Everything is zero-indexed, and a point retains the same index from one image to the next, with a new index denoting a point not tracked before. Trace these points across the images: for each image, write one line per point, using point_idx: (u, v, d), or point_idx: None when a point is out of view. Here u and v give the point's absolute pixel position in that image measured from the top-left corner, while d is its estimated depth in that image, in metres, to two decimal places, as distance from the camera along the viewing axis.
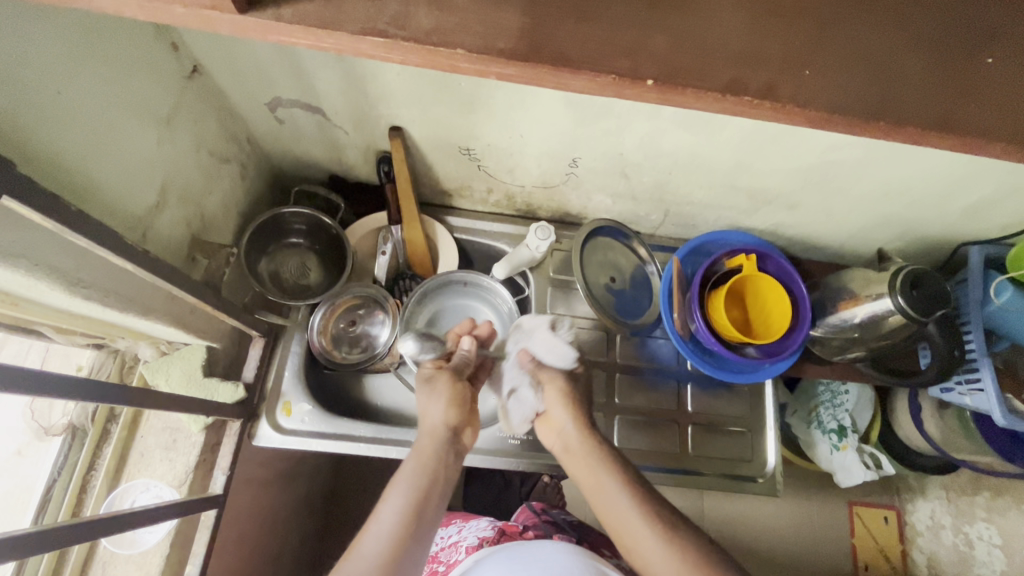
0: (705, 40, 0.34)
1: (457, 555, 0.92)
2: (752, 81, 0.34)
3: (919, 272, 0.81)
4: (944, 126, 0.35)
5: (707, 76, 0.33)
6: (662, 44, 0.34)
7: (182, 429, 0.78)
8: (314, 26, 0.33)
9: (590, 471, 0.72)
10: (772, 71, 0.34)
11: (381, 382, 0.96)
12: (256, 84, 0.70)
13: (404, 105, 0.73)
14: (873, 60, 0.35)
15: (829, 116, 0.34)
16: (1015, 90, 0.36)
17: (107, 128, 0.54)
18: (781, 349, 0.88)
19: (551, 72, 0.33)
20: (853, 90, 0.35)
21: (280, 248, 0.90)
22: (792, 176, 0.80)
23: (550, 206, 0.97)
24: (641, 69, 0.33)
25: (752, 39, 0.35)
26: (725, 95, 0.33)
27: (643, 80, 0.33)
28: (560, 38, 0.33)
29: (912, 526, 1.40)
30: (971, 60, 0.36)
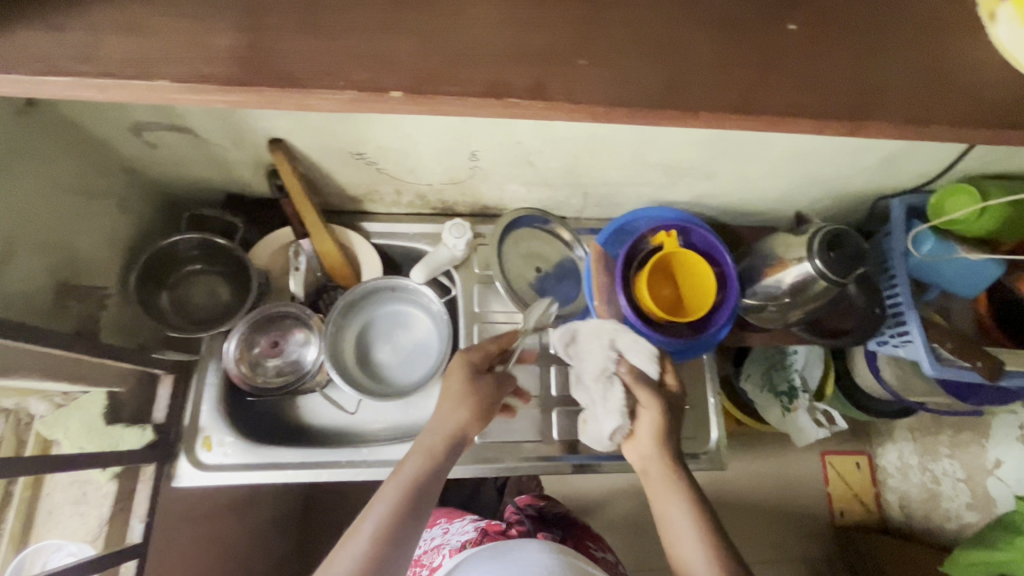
0: (460, 44, 0.39)
1: (440, 557, 0.91)
2: (519, 83, 0.39)
3: (836, 232, 0.79)
4: (744, 108, 0.41)
5: (471, 81, 0.39)
6: (409, 47, 0.39)
7: (91, 481, 0.74)
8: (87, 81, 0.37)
9: (660, 504, 0.69)
10: (522, 68, 0.39)
11: (315, 400, 0.94)
12: (108, 111, 0.65)
13: (274, 115, 0.68)
14: (652, 47, 0.41)
15: (616, 108, 0.39)
16: (797, 57, 0.42)
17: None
18: (711, 323, 0.87)
19: (282, 93, 0.38)
20: (620, 83, 0.39)
21: (180, 278, 0.85)
22: (699, 147, 0.77)
23: (466, 201, 0.93)
24: (387, 84, 0.38)
25: (517, 35, 0.40)
26: (490, 96, 0.39)
27: (389, 93, 0.38)
28: (281, 55, 0.39)
29: (883, 470, 1.43)
30: (777, 30, 0.43)
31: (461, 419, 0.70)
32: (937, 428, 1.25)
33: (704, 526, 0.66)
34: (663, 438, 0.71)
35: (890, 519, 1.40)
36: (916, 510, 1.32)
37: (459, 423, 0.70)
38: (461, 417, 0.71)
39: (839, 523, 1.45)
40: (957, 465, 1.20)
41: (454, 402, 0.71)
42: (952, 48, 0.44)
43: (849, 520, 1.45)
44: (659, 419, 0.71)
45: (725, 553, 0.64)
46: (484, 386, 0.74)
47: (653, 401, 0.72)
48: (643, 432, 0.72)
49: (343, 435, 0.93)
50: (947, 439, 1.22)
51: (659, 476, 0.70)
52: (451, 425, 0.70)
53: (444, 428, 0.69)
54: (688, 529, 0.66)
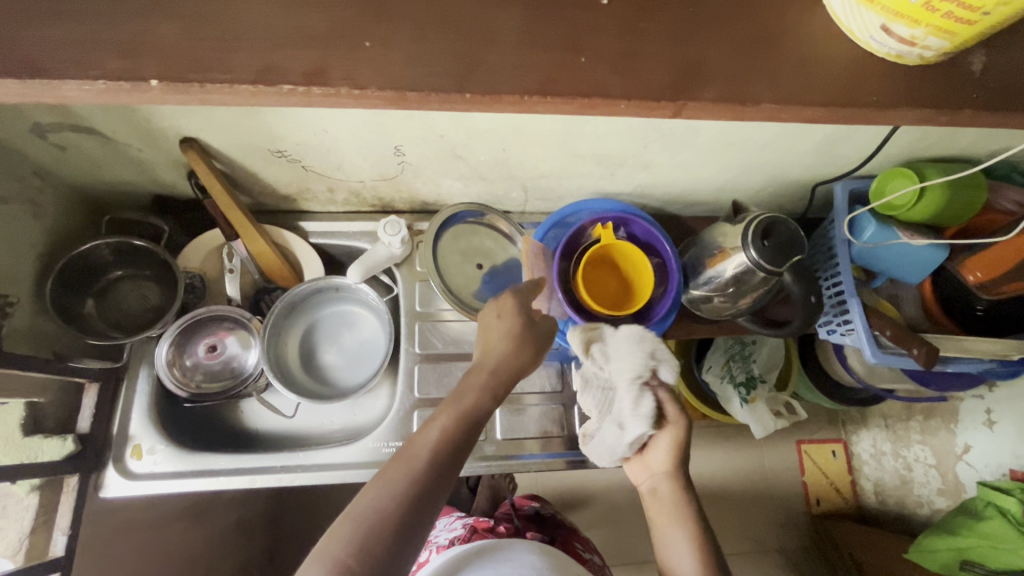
0: (236, 28, 0.43)
1: (427, 554, 0.93)
2: (299, 67, 0.42)
3: (771, 220, 0.77)
4: (542, 92, 0.44)
5: (243, 70, 0.42)
6: (173, 31, 0.42)
7: (10, 494, 0.71)
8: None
9: (666, 525, 0.69)
10: (323, 55, 0.43)
11: (257, 405, 0.92)
12: (2, 112, 0.62)
13: (179, 112, 0.65)
14: (446, 36, 0.44)
15: (400, 93, 0.43)
16: (583, 38, 0.46)
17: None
18: (651, 314, 0.85)
19: (48, 88, 0.41)
20: (430, 67, 0.43)
21: (102, 285, 0.83)
22: (627, 136, 0.75)
23: (404, 197, 0.91)
24: (146, 74, 0.41)
25: (292, 21, 0.43)
26: (258, 82, 0.42)
27: (148, 82, 0.41)
28: (26, 43, 0.41)
29: (858, 457, 1.39)
30: (579, 10, 0.46)
31: (511, 359, 0.66)
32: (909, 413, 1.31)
33: (707, 552, 0.66)
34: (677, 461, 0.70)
35: (867, 506, 1.36)
36: (892, 496, 1.31)
37: (512, 363, 0.67)
38: (514, 355, 0.67)
39: (815, 512, 1.39)
40: (928, 451, 1.26)
41: (510, 340, 0.68)
42: (775, 34, 0.48)
43: (824, 510, 1.39)
44: (676, 442, 0.69)
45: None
46: (535, 331, 0.70)
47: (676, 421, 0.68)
48: (658, 455, 0.70)
49: (284, 439, 0.92)
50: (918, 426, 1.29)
51: (669, 499, 0.69)
52: (509, 363, 0.66)
53: (484, 394, 0.63)
54: (691, 556, 0.66)
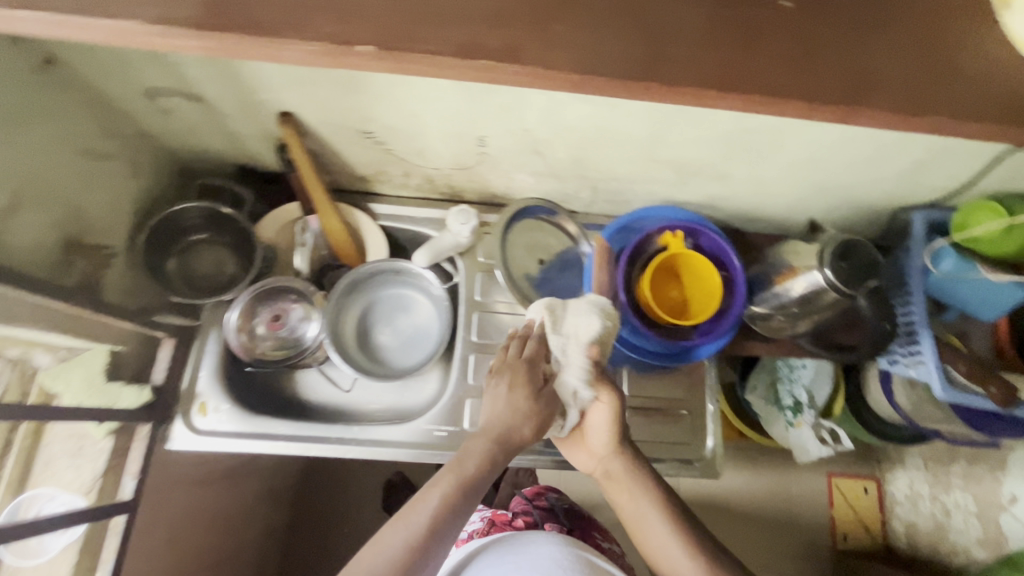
0: (440, 8, 0.44)
1: (447, 547, 0.95)
2: (494, 43, 0.44)
3: (850, 242, 0.76)
4: (721, 85, 0.44)
5: (442, 45, 0.43)
6: (380, 6, 0.44)
7: (87, 436, 0.76)
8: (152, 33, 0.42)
9: (632, 500, 0.73)
10: (508, 36, 0.44)
11: (313, 376, 0.94)
12: (123, 74, 0.66)
13: (284, 88, 0.68)
14: (640, 24, 0.45)
15: (586, 76, 0.43)
16: (773, 37, 0.46)
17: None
18: (713, 328, 0.85)
19: (261, 45, 0.43)
20: (606, 50, 0.44)
21: (186, 245, 0.86)
22: (710, 145, 0.75)
23: (474, 188, 0.92)
24: (358, 38, 0.43)
25: (495, 4, 0.45)
26: (458, 56, 0.43)
27: (357, 48, 0.43)
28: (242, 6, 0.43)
29: (891, 497, 1.36)
30: (758, 5, 0.47)
31: (519, 427, 0.70)
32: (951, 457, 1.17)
33: (672, 514, 0.71)
34: (615, 438, 0.74)
35: (894, 546, 1.33)
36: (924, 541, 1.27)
37: (522, 432, 0.70)
38: (523, 423, 0.70)
39: (840, 546, 1.39)
40: (971, 498, 1.12)
41: (521, 409, 0.70)
42: (953, 50, 0.47)
43: (850, 545, 1.39)
44: (612, 423, 0.72)
45: (694, 536, 0.70)
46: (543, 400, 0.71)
47: (605, 401, 0.72)
48: (594, 435, 0.75)
49: (337, 412, 0.93)
50: (961, 469, 1.14)
51: (622, 477, 0.74)
52: (512, 429, 0.70)
53: (484, 459, 0.68)
54: (656, 521, 0.71)
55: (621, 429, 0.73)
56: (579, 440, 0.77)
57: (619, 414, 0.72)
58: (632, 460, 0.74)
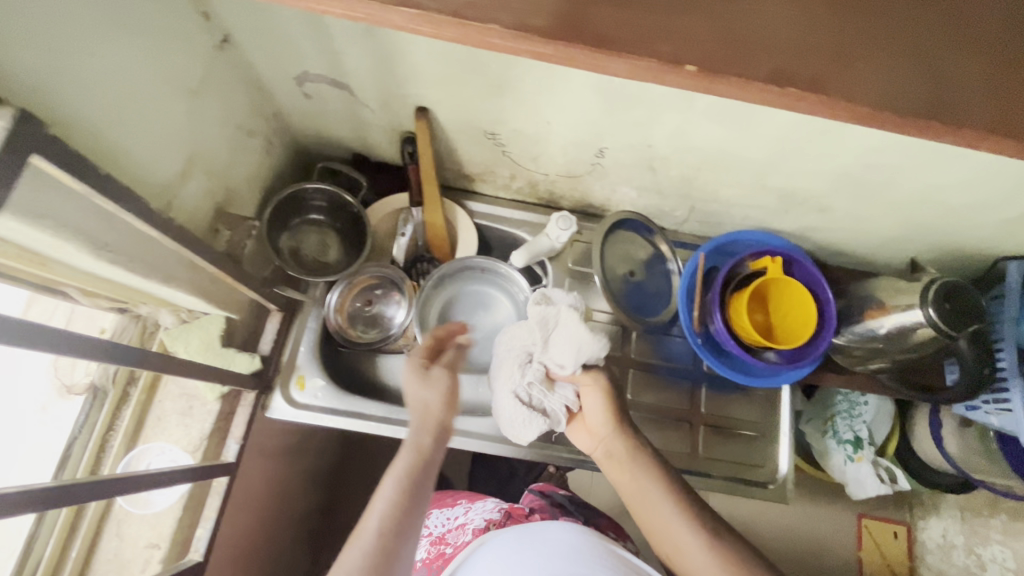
0: (748, 23, 0.28)
1: (465, 537, 0.91)
2: (801, 70, 0.28)
3: (953, 285, 0.77)
4: (1004, 132, 0.30)
5: (753, 65, 0.28)
6: (702, 24, 0.28)
7: (199, 397, 0.80)
8: (472, 24, 0.27)
9: (631, 478, 0.72)
10: (821, 58, 0.29)
11: (398, 362, 0.96)
12: (285, 58, 0.69)
13: (431, 84, 0.71)
14: (911, 46, 0.30)
15: (879, 114, 0.29)
16: None
17: (52, 24, 0.42)
18: (802, 355, 0.86)
19: (585, 57, 0.28)
20: (898, 77, 0.29)
21: (300, 224, 0.90)
22: (825, 178, 0.77)
23: (573, 196, 0.95)
24: (685, 55, 0.28)
25: (800, 24, 0.29)
26: (774, 87, 0.28)
27: (686, 68, 0.28)
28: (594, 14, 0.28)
29: (922, 544, 1.30)
30: None
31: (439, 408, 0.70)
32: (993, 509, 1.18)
33: (670, 486, 0.70)
34: (617, 416, 0.76)
35: None
36: None
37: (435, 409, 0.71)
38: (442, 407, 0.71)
39: None
40: (1009, 553, 1.14)
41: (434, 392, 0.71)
42: None
43: None
44: (605, 401, 0.76)
45: (695, 510, 0.68)
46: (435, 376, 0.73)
47: (592, 378, 0.77)
48: (594, 414, 0.77)
49: None
50: (1000, 524, 1.16)
51: (620, 455, 0.74)
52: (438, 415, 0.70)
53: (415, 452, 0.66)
54: (656, 496, 0.69)
55: (621, 403, 0.77)
56: (582, 424, 0.79)
57: (608, 393, 0.76)
58: (634, 437, 0.75)
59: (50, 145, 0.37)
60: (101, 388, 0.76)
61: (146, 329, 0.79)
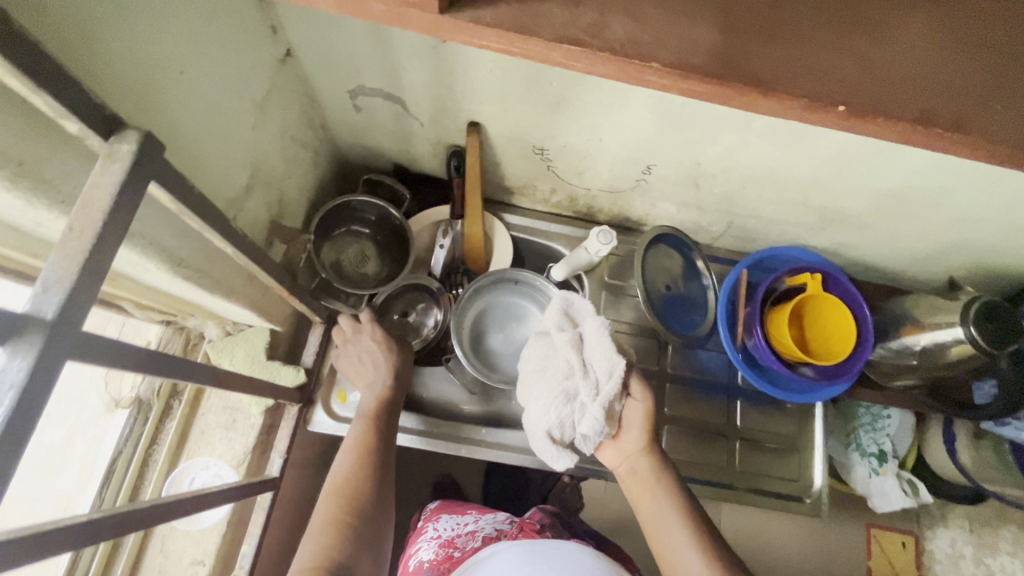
0: (891, 65, 0.29)
1: (474, 542, 0.87)
2: (943, 112, 0.29)
3: (993, 304, 0.79)
4: None
5: (898, 104, 0.29)
6: (845, 66, 0.29)
7: (242, 410, 0.78)
8: (636, 62, 0.27)
9: (652, 499, 0.66)
10: (957, 100, 0.29)
11: (435, 374, 0.95)
12: (343, 71, 0.68)
13: (488, 100, 0.71)
14: None
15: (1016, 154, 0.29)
16: None
17: (143, 43, 0.42)
18: (841, 371, 0.86)
19: (740, 95, 0.28)
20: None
21: (342, 235, 0.89)
22: (870, 198, 0.78)
23: (611, 210, 0.96)
24: (833, 94, 0.28)
25: (934, 67, 0.30)
26: (917, 125, 0.29)
27: (835, 107, 0.28)
28: (750, 56, 0.28)
29: (931, 555, 1.30)
30: None
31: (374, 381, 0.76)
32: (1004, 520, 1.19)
33: (689, 513, 0.64)
34: (652, 434, 0.69)
35: None
36: None
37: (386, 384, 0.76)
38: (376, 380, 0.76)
39: None
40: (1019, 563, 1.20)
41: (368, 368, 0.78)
42: None
43: None
44: (648, 418, 0.69)
45: (710, 540, 0.62)
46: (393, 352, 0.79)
47: (642, 399, 0.70)
48: (629, 432, 0.70)
49: (456, 412, 0.94)
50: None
51: (645, 474, 0.68)
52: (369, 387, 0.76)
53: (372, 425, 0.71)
54: (674, 519, 0.63)
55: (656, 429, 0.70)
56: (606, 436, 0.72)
57: (653, 414, 0.70)
58: (664, 460, 0.69)
59: (161, 165, 0.37)
60: (147, 401, 0.75)
61: (191, 340, 0.77)
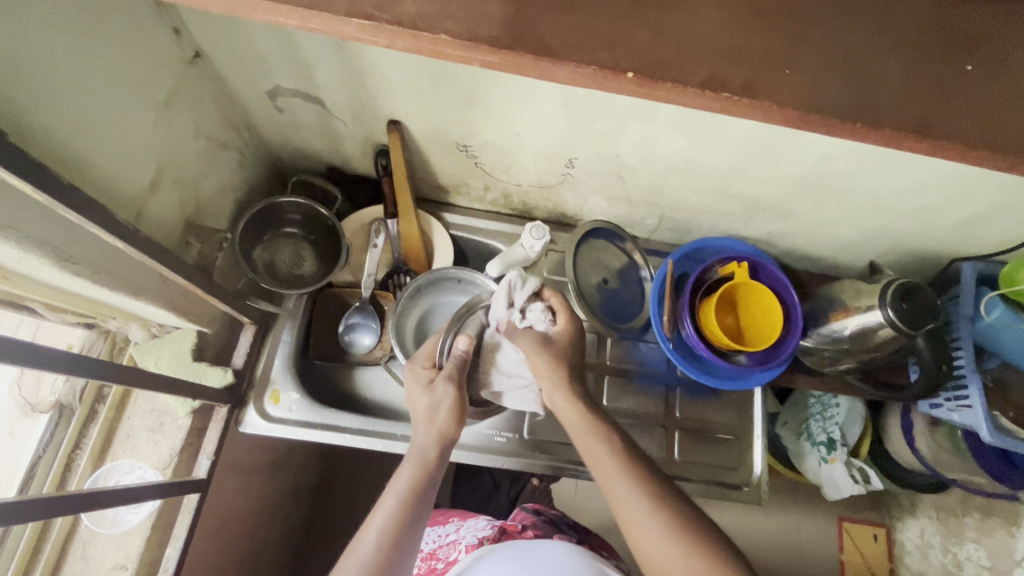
0: (686, 34, 0.32)
1: (455, 553, 0.86)
2: (732, 77, 0.32)
3: (909, 286, 0.81)
4: (920, 130, 0.33)
5: (686, 70, 0.32)
6: (641, 37, 0.32)
7: (169, 413, 0.78)
8: (424, 35, 0.31)
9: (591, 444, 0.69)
10: (748, 66, 0.32)
11: (375, 376, 0.93)
12: (256, 72, 0.70)
13: (402, 97, 0.72)
14: (846, 58, 0.33)
15: (808, 116, 0.32)
16: (998, 94, 0.33)
17: (6, 46, 0.43)
18: (770, 357, 0.88)
19: (532, 62, 0.31)
20: (824, 84, 0.32)
21: (275, 237, 0.89)
22: (785, 185, 0.80)
23: (546, 206, 0.97)
24: (621, 61, 0.31)
25: (728, 36, 0.32)
26: (704, 90, 0.31)
27: (623, 72, 0.31)
28: (542, 27, 0.31)
29: (901, 546, 1.26)
30: (944, 70, 0.33)
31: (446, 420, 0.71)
32: (965, 508, 1.10)
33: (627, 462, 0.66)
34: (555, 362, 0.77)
35: None
36: None
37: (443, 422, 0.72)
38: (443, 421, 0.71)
39: None
40: (983, 551, 1.05)
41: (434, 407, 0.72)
42: None
43: None
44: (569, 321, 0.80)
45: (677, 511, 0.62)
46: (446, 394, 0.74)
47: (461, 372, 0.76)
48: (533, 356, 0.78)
49: (397, 411, 0.91)
50: (973, 523, 1.08)
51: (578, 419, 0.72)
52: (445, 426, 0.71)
53: (422, 468, 0.66)
54: (615, 467, 0.66)
55: (580, 351, 0.81)
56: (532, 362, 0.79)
57: (576, 323, 0.81)
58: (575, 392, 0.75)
59: None
60: (68, 406, 0.76)
61: (116, 344, 0.77)
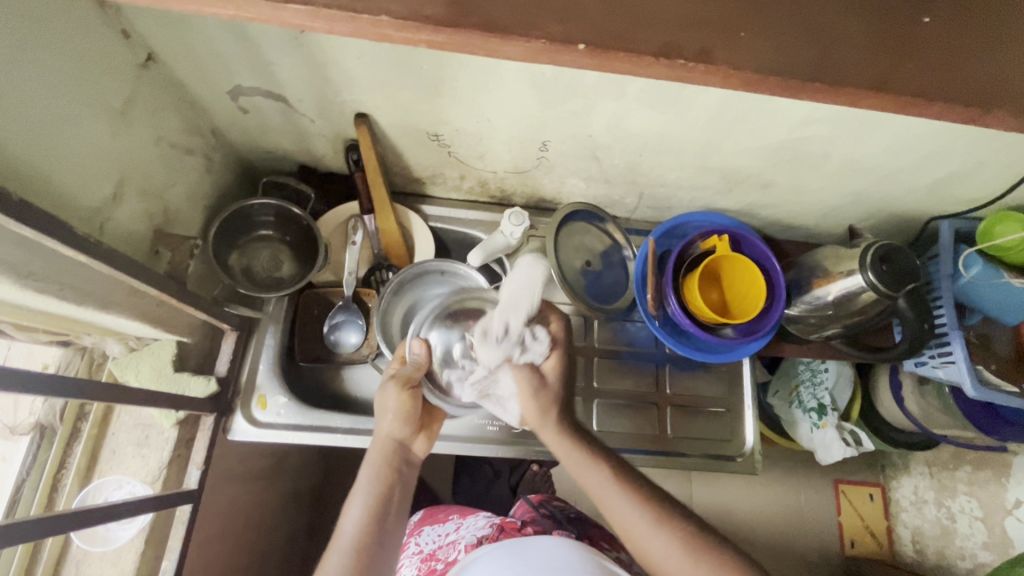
0: (641, 4, 0.31)
1: (455, 553, 0.86)
2: (687, 45, 0.31)
3: (888, 247, 0.81)
4: (878, 88, 0.32)
5: (643, 40, 0.31)
6: (593, 8, 0.31)
7: (154, 425, 0.77)
8: (364, 17, 0.30)
9: (581, 467, 0.69)
10: (706, 32, 0.31)
11: (361, 374, 0.92)
12: (215, 73, 0.68)
13: (368, 89, 0.70)
14: (807, 20, 0.32)
15: (767, 80, 0.32)
16: (959, 49, 0.33)
17: None
18: (757, 328, 0.88)
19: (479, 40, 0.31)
20: (784, 47, 0.32)
21: (250, 241, 0.88)
22: (760, 155, 0.79)
23: (524, 191, 0.96)
24: (574, 34, 0.31)
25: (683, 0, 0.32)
26: (659, 58, 0.31)
27: (575, 46, 0.30)
28: (486, 3, 0.31)
29: (897, 503, 1.28)
30: (902, 26, 0.33)
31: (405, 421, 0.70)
32: (956, 462, 1.12)
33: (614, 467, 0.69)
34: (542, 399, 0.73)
35: (902, 555, 1.25)
36: None
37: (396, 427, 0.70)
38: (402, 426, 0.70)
39: (849, 555, 1.31)
40: (974, 503, 1.08)
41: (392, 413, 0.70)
42: None
43: (858, 553, 1.31)
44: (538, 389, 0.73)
45: (674, 520, 0.64)
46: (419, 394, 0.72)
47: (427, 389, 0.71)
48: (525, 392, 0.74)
49: None
50: (965, 476, 1.10)
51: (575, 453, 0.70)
52: (399, 427, 0.70)
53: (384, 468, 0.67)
54: (620, 493, 0.66)
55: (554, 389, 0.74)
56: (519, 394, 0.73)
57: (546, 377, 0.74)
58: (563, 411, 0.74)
59: None
60: (50, 426, 0.75)
61: (94, 361, 0.76)
